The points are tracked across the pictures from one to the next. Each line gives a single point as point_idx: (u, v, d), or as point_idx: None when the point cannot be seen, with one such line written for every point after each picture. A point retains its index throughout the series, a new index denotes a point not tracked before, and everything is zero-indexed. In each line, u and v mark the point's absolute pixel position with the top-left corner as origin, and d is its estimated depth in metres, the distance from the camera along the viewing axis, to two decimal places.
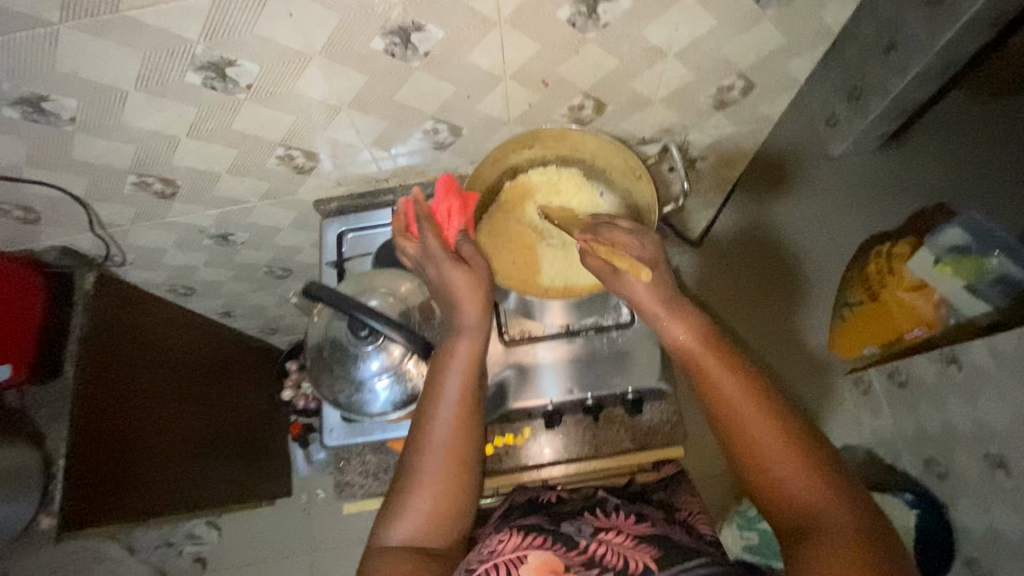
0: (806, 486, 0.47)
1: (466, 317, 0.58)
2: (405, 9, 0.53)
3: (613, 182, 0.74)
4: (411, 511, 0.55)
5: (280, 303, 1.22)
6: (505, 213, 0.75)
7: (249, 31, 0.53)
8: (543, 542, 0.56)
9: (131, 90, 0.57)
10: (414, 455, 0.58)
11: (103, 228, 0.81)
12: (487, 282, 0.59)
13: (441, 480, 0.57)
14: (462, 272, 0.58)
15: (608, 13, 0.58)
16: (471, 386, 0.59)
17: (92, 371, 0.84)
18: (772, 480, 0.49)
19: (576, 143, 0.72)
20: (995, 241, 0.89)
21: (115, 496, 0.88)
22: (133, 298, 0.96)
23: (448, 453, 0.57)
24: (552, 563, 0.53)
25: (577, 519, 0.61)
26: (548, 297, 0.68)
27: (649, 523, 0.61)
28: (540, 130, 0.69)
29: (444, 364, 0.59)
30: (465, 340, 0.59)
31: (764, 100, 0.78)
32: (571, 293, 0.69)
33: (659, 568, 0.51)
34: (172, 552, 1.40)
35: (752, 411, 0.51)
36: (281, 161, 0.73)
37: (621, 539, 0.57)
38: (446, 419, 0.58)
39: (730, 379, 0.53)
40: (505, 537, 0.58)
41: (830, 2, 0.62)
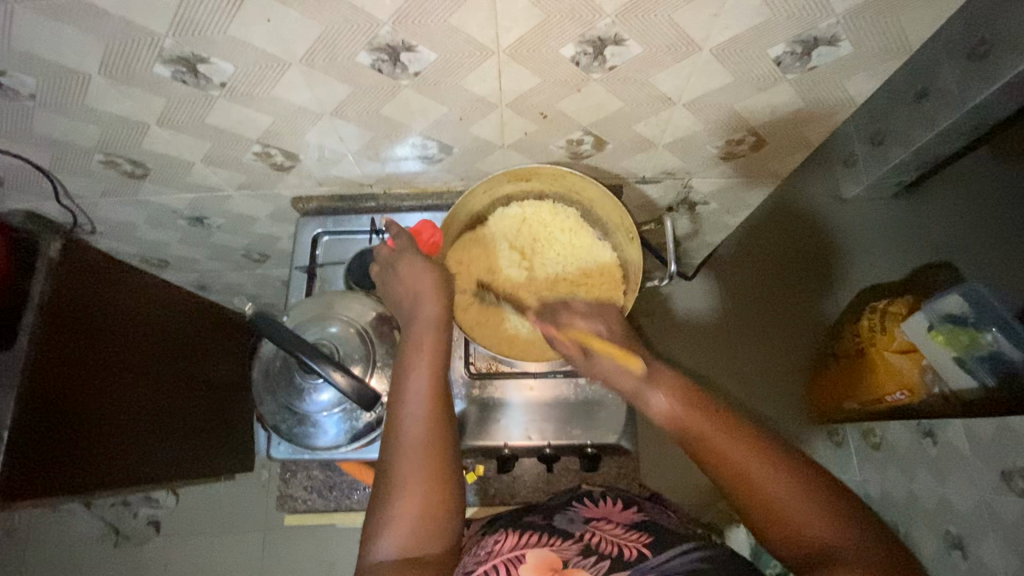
0: (823, 526, 0.43)
1: (426, 312, 0.61)
2: (394, 27, 0.49)
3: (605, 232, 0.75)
4: (398, 515, 0.50)
5: (258, 283, 1.19)
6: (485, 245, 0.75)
7: (222, 31, 0.49)
8: (540, 539, 0.56)
9: (95, 75, 0.53)
10: (389, 456, 0.53)
11: (70, 199, 0.78)
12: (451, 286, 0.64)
13: (425, 478, 0.52)
14: (426, 275, 0.63)
15: (616, 57, 0.53)
16: (439, 376, 0.58)
17: (49, 337, 0.73)
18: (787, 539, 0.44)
19: (577, 186, 0.72)
20: (990, 314, 0.66)
21: (72, 466, 0.79)
22: (107, 265, 0.85)
23: (424, 448, 0.54)
24: (550, 559, 0.52)
25: (569, 509, 0.61)
26: (508, 346, 0.70)
27: (638, 510, 0.61)
28: (538, 169, 0.70)
29: (409, 358, 0.58)
30: (432, 333, 0.59)
31: (775, 155, 0.74)
32: (535, 344, 0.70)
33: (653, 555, 0.51)
34: (127, 512, 1.40)
35: (758, 462, 0.47)
36: (258, 157, 0.69)
37: (611, 526, 0.57)
38: (417, 413, 0.55)
39: (721, 428, 0.50)
40: (502, 537, 0.57)
41: (857, 73, 0.58)
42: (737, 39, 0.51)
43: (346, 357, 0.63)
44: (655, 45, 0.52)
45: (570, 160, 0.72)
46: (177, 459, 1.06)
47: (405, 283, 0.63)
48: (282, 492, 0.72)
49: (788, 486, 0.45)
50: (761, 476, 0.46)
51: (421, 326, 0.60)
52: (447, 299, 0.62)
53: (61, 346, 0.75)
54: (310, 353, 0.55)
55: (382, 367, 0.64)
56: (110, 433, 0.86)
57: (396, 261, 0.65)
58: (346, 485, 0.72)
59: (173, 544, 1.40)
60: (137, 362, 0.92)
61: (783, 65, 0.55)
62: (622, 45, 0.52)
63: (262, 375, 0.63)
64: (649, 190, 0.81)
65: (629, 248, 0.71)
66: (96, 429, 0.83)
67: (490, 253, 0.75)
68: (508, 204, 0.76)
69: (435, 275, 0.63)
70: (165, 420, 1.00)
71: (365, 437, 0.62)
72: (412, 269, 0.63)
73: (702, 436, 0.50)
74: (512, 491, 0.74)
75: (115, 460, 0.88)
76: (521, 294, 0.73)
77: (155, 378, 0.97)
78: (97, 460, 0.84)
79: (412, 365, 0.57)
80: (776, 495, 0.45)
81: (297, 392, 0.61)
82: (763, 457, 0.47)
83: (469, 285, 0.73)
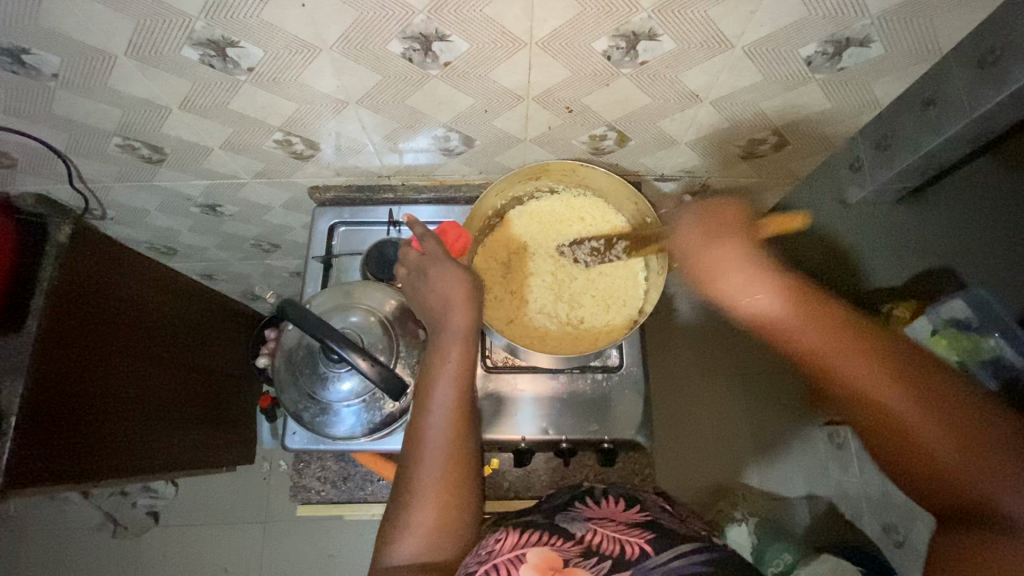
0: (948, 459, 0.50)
1: (454, 324, 0.59)
2: (429, 16, 0.49)
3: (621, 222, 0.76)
4: (414, 524, 0.53)
5: (265, 274, 1.18)
6: (504, 245, 0.76)
7: (255, 14, 0.48)
8: (541, 539, 0.54)
9: (121, 56, 0.53)
10: (409, 462, 0.56)
11: (83, 183, 0.77)
12: (478, 294, 0.61)
13: (443, 491, 0.55)
14: (458, 284, 0.60)
15: (648, 52, 0.53)
16: (463, 392, 0.59)
17: (59, 322, 0.72)
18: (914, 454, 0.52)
19: (593, 179, 0.72)
20: (992, 320, 0.67)
21: (71, 459, 0.77)
22: (117, 251, 0.84)
23: (444, 459, 0.56)
24: (551, 558, 0.50)
25: (571, 509, 0.60)
26: (540, 343, 0.70)
27: (640, 509, 0.60)
28: (549, 165, 0.70)
29: (435, 368, 0.58)
30: (457, 345, 0.59)
31: (795, 156, 0.74)
32: (567, 338, 0.71)
33: (655, 555, 0.50)
34: (125, 502, 1.38)
35: (904, 401, 0.52)
36: (278, 145, 0.69)
37: (615, 525, 0.56)
38: (440, 426, 0.56)
39: (838, 337, 0.55)
40: (502, 537, 0.55)
41: (884, 76, 0.58)
42: (770, 37, 0.52)
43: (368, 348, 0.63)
44: (689, 41, 0.52)
45: (590, 155, 0.72)
46: (178, 449, 1.04)
47: (434, 288, 0.61)
48: (295, 481, 0.72)
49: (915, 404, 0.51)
50: (892, 402, 0.52)
51: (448, 337, 0.59)
52: (476, 309, 0.61)
53: (69, 330, 0.74)
54: (335, 340, 0.55)
55: (405, 359, 0.64)
56: (111, 424, 0.85)
57: (426, 265, 0.62)
58: (360, 476, 0.72)
59: (173, 535, 1.39)
60: (143, 351, 0.91)
61: (813, 64, 0.56)
62: (655, 41, 0.52)
63: (284, 362, 0.63)
64: (667, 189, 0.81)
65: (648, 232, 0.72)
66: (98, 421, 0.82)
67: (512, 249, 0.75)
68: (521, 203, 0.77)
69: (465, 282, 0.61)
70: (169, 409, 0.99)
71: (385, 428, 0.62)
72: (444, 276, 0.61)
73: (823, 364, 0.56)
74: (526, 485, 0.74)
75: (122, 449, 0.89)
76: (547, 289, 0.73)
77: (159, 368, 0.95)
78: (102, 453, 0.84)
79: (438, 377, 0.58)
80: (897, 414, 0.52)
81: (319, 381, 0.61)
82: (886, 375, 0.52)
83: (492, 286, 0.73)
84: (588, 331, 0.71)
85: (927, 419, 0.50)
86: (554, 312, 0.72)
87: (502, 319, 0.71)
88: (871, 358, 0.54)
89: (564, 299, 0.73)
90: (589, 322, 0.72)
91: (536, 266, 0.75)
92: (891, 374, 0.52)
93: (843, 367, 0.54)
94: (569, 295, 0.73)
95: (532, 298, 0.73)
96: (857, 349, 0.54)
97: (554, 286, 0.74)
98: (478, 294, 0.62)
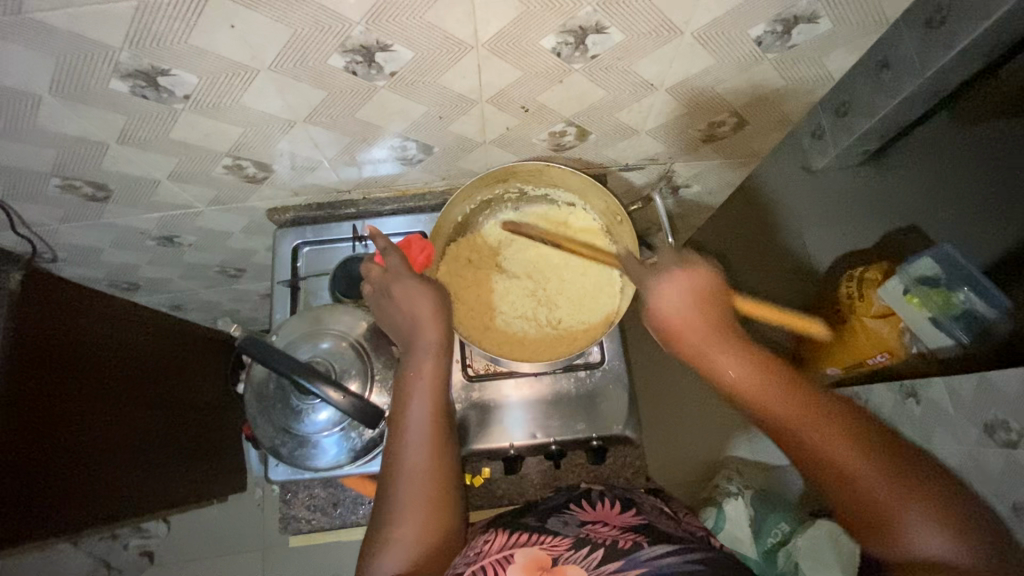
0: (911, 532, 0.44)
1: (425, 336, 0.59)
2: (367, 27, 0.47)
3: (592, 220, 0.75)
4: (397, 541, 0.52)
5: (236, 299, 1.15)
6: (474, 254, 0.75)
7: (182, 40, 0.46)
8: (530, 539, 0.54)
9: (45, 95, 0.50)
10: (389, 480, 0.55)
11: (27, 228, 0.73)
12: (447, 305, 0.61)
13: (427, 506, 0.54)
14: (424, 300, 0.59)
15: (597, 46, 0.52)
16: (440, 404, 0.58)
17: (22, 374, 0.69)
18: (849, 499, 0.46)
19: (557, 178, 0.71)
20: (959, 274, 0.76)
21: (51, 515, 0.74)
22: (72, 295, 0.80)
23: (426, 474, 0.55)
24: (539, 558, 0.50)
25: (564, 513, 0.59)
26: (518, 350, 0.69)
27: (636, 512, 0.59)
28: (514, 167, 0.69)
29: (410, 384, 0.58)
30: (430, 358, 0.58)
31: (756, 135, 0.74)
32: (547, 344, 0.70)
33: (648, 547, 0.50)
34: (116, 545, 1.35)
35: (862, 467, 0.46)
36: (228, 171, 0.66)
37: (609, 526, 0.55)
38: (418, 441, 0.56)
39: (758, 371, 0.53)
40: (491, 538, 0.55)
41: (835, 49, 0.58)
42: (718, 20, 0.51)
43: (342, 373, 0.61)
44: (637, 31, 0.51)
45: (552, 153, 0.71)
46: (166, 486, 1.01)
47: (402, 306, 0.60)
48: (284, 513, 0.70)
49: (867, 465, 0.46)
50: (840, 454, 0.47)
51: (421, 349, 0.59)
52: (446, 321, 0.60)
53: (33, 383, 0.71)
54: (303, 373, 0.53)
55: (381, 380, 0.62)
56: (92, 470, 0.82)
57: (389, 283, 0.61)
58: (351, 500, 0.71)
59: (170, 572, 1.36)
60: (118, 392, 0.88)
61: (763, 44, 0.55)
62: (603, 33, 0.50)
63: (255, 398, 0.61)
64: (633, 178, 0.80)
65: (618, 230, 0.71)
66: (77, 469, 0.79)
67: (484, 256, 0.75)
68: (489, 209, 0.76)
69: (433, 296, 0.60)
70: (154, 447, 0.97)
71: (367, 454, 0.60)
72: (408, 292, 0.60)
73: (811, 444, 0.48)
74: (520, 490, 0.74)
75: (110, 494, 0.86)
76: (522, 294, 0.72)
77: (136, 407, 0.92)
78: (87, 502, 0.81)
79: (414, 389, 0.57)
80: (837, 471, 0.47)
81: (294, 414, 0.59)
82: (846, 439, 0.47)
83: (463, 296, 0.72)
84: (567, 333, 0.71)
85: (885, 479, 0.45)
86: (530, 317, 0.72)
87: (478, 329, 0.70)
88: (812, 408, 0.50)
89: (541, 303, 0.72)
90: (567, 322, 0.71)
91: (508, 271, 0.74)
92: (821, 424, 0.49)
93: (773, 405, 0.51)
94: (545, 300, 0.72)
95: (507, 305, 0.72)
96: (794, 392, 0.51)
97: (528, 291, 0.73)
98: (447, 305, 0.61)
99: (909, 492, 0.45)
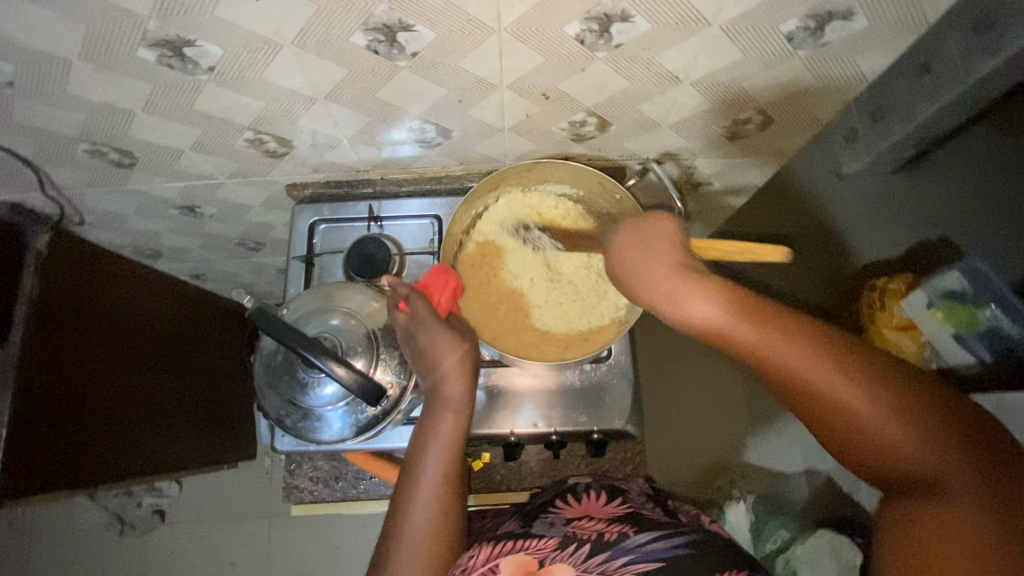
0: (911, 439, 0.39)
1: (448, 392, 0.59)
2: (390, 6, 0.47)
3: (589, 202, 0.74)
4: None
5: (254, 272, 1.17)
6: (485, 259, 0.74)
7: (208, 12, 0.46)
8: (516, 546, 0.56)
9: (75, 60, 0.51)
10: (392, 534, 0.56)
11: (56, 190, 0.75)
12: (472, 360, 0.62)
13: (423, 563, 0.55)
14: (449, 350, 0.60)
15: (622, 34, 0.51)
16: (454, 460, 0.58)
17: (45, 332, 0.72)
18: (830, 411, 0.41)
19: (547, 171, 0.70)
20: (986, 288, 0.66)
21: (67, 471, 0.77)
22: (99, 258, 0.83)
23: (430, 536, 0.55)
24: (526, 563, 0.53)
25: (550, 513, 0.61)
26: (543, 354, 0.70)
27: (622, 501, 0.62)
28: (504, 171, 0.69)
29: (425, 438, 0.58)
30: (449, 414, 0.59)
31: (781, 135, 0.72)
32: (568, 342, 0.71)
33: (634, 534, 0.54)
34: (131, 501, 1.40)
35: (834, 377, 0.41)
36: (250, 144, 0.67)
37: (594, 520, 0.58)
38: (427, 497, 0.56)
39: (840, 372, 0.41)
40: (475, 552, 0.56)
41: (870, 50, 0.56)
42: (748, 14, 0.50)
43: (348, 351, 0.61)
44: (663, 21, 0.50)
45: (572, 143, 0.70)
46: (181, 449, 1.04)
47: (426, 356, 0.60)
48: (288, 482, 0.72)
49: (904, 426, 0.39)
50: (814, 369, 0.42)
51: (443, 403, 0.59)
52: (471, 379, 0.61)
53: (55, 342, 0.74)
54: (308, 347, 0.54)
55: (386, 359, 0.63)
56: (109, 429, 0.85)
57: (415, 329, 0.61)
58: (352, 475, 0.72)
59: (179, 532, 1.40)
60: (136, 355, 0.90)
61: (794, 41, 0.54)
62: (628, 22, 0.49)
63: (263, 369, 0.62)
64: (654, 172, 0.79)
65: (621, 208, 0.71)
66: (94, 428, 0.82)
67: (496, 251, 0.74)
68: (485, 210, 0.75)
69: (459, 349, 0.60)
70: (169, 409, 0.99)
71: (370, 430, 0.61)
72: (435, 342, 0.60)
73: (777, 358, 0.43)
74: (518, 477, 0.74)
75: (127, 451, 0.89)
76: (541, 296, 0.73)
77: (154, 371, 0.95)
78: (104, 460, 0.84)
79: (428, 446, 0.57)
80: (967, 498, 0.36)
81: (299, 387, 0.60)
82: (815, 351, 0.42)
83: (483, 296, 0.73)
84: (592, 327, 0.71)
85: (865, 387, 0.40)
86: (552, 313, 0.72)
87: (496, 327, 0.71)
88: (913, 407, 0.39)
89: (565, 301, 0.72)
90: (585, 316, 0.72)
91: (517, 274, 0.73)
92: (957, 476, 0.37)
93: (934, 466, 0.38)
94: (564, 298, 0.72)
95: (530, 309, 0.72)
96: (894, 392, 0.40)
97: (547, 289, 0.73)
98: (472, 359, 0.62)
99: (899, 401, 0.39)
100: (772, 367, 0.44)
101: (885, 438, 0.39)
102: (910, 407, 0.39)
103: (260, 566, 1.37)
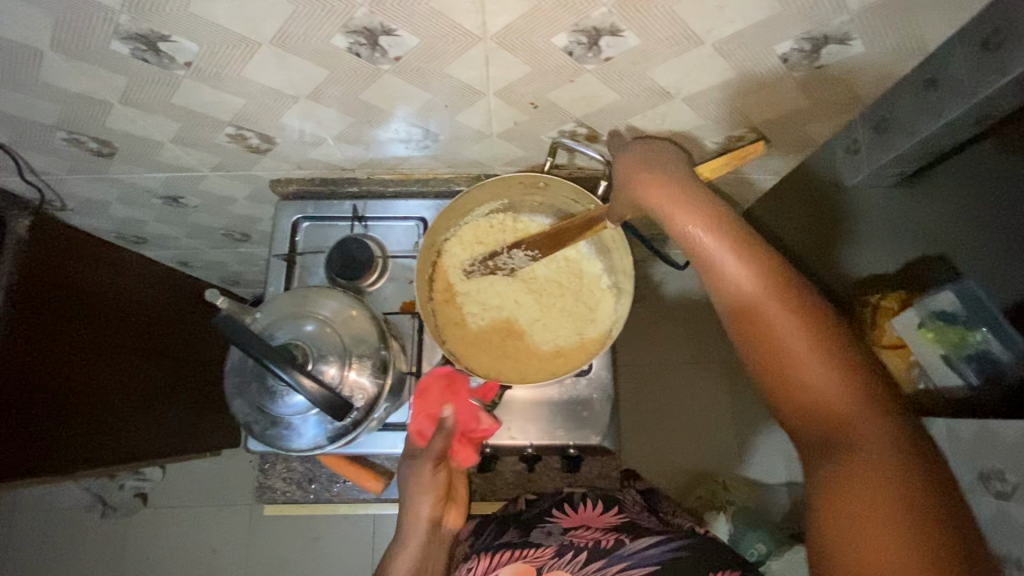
0: (840, 395, 0.41)
1: (416, 516, 0.65)
2: (371, 10, 0.45)
3: (524, 205, 0.74)
4: None
5: (241, 262, 1.16)
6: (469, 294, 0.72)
7: (180, 7, 0.45)
8: (512, 557, 0.60)
9: (47, 51, 0.50)
10: None
11: (35, 175, 0.74)
12: (442, 488, 0.66)
13: None
14: (417, 477, 0.65)
15: (612, 48, 0.50)
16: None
17: (23, 320, 0.71)
18: (781, 357, 0.43)
19: (469, 198, 0.69)
20: (981, 313, 0.61)
21: (48, 460, 0.76)
22: (80, 245, 0.81)
23: None
24: None
25: (547, 521, 0.64)
26: (560, 360, 0.68)
27: (619, 510, 0.64)
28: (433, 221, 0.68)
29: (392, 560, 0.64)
30: (414, 541, 0.64)
31: (775, 153, 0.71)
32: (573, 339, 0.70)
33: (630, 543, 0.58)
34: (113, 484, 1.40)
35: (798, 332, 0.43)
36: (232, 139, 0.65)
37: (590, 531, 0.61)
38: None
39: (804, 332, 0.43)
40: (474, 563, 0.61)
41: (867, 73, 0.55)
42: (741, 34, 0.48)
43: (320, 358, 0.60)
44: (654, 37, 0.48)
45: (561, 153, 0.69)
46: (167, 438, 1.04)
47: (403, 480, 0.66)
48: (261, 482, 0.72)
49: (839, 386, 0.41)
50: (779, 318, 0.44)
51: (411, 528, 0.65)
52: (439, 503, 0.65)
53: (35, 330, 0.73)
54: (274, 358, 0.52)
55: (359, 362, 0.61)
56: (91, 417, 0.84)
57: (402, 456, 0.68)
58: (326, 477, 0.72)
59: (161, 517, 1.41)
60: (120, 343, 0.89)
61: (789, 62, 0.52)
62: (618, 36, 0.48)
63: (234, 374, 0.61)
64: None
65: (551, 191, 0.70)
66: (76, 416, 0.81)
67: (477, 279, 0.72)
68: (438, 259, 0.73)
69: (429, 477, 0.65)
70: (154, 397, 0.98)
71: (339, 440, 0.60)
72: (409, 469, 0.66)
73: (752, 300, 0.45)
74: (493, 488, 0.74)
75: (112, 441, 0.89)
76: (536, 308, 0.71)
77: (139, 359, 0.94)
78: (86, 448, 0.84)
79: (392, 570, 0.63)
80: (886, 467, 0.37)
81: (268, 395, 0.60)
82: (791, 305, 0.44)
83: (483, 327, 0.70)
84: (595, 313, 0.71)
85: (819, 348, 0.42)
86: (554, 317, 0.71)
87: (496, 344, 0.69)
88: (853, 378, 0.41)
89: (564, 303, 0.71)
90: (573, 306, 0.71)
91: (500, 303, 0.71)
92: (896, 458, 0.37)
93: (859, 429, 0.39)
94: (559, 300, 0.71)
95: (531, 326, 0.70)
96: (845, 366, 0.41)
97: (536, 301, 0.71)
98: (442, 487, 0.66)
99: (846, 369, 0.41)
100: (748, 305, 0.45)
101: (821, 394, 0.41)
102: (851, 377, 0.41)
103: (240, 553, 1.37)
